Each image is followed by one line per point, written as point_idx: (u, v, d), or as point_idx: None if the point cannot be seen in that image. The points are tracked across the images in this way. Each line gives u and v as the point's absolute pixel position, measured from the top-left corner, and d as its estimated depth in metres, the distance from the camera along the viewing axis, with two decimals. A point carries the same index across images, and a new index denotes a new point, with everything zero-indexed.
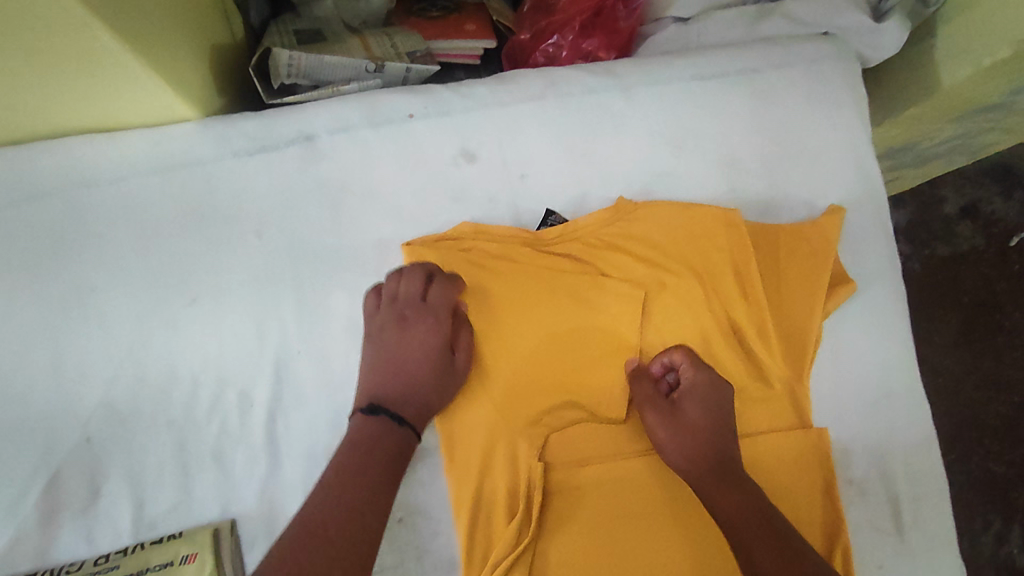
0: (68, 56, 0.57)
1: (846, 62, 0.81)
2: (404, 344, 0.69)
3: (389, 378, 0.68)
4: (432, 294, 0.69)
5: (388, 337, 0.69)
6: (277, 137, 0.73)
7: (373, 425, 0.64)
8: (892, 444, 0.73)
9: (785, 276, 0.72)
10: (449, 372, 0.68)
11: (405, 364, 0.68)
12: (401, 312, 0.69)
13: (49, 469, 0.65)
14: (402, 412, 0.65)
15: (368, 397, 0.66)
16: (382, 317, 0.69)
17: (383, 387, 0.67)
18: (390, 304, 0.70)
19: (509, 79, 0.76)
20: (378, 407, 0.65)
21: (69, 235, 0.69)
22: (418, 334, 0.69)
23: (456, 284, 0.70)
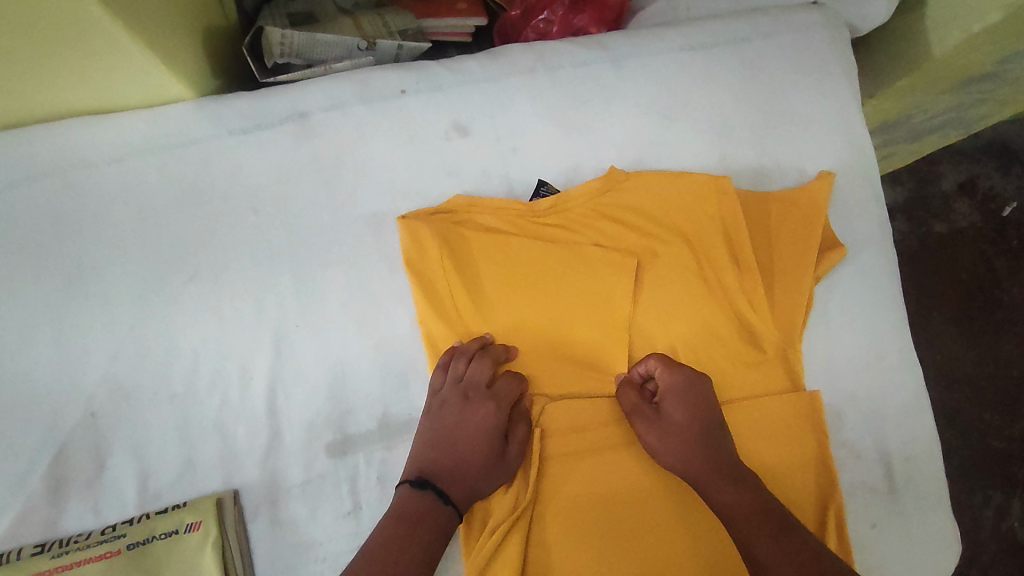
0: (63, 42, 0.58)
1: (835, 30, 0.81)
2: (462, 423, 0.67)
3: (443, 454, 0.66)
4: (500, 387, 0.69)
5: (447, 415, 0.68)
6: (271, 114, 0.73)
7: (419, 500, 0.62)
8: (885, 407, 0.74)
9: (775, 241, 0.73)
10: (500, 468, 0.66)
11: (464, 457, 0.66)
12: (465, 393, 0.68)
13: (56, 443, 0.66)
14: (450, 490, 0.64)
15: (420, 468, 0.65)
16: (447, 395, 0.68)
17: (436, 462, 0.66)
18: (456, 382, 0.68)
19: (499, 55, 0.77)
20: (427, 483, 0.64)
21: (69, 215, 0.70)
22: (477, 424, 0.67)
23: (520, 384, 0.70)
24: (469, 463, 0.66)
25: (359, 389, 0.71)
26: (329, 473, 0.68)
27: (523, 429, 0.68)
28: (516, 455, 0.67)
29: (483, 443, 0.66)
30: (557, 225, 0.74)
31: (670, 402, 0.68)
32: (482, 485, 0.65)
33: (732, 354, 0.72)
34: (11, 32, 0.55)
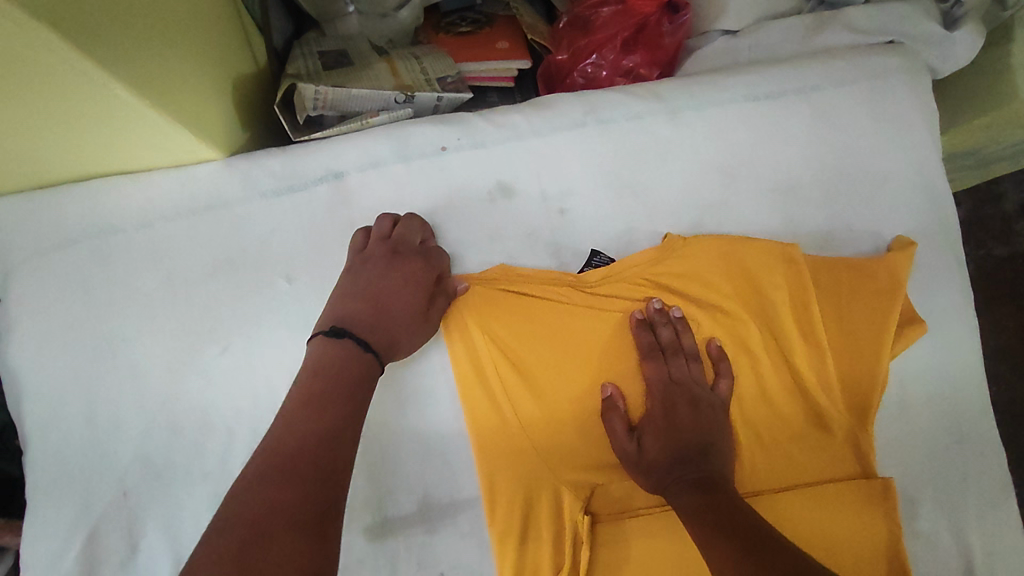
0: (81, 104, 0.53)
1: (914, 75, 0.74)
2: (384, 275, 0.65)
3: (365, 307, 0.63)
4: (432, 250, 0.68)
5: (371, 265, 0.65)
6: (305, 175, 0.69)
7: (339, 349, 0.58)
8: (964, 493, 0.68)
9: (848, 315, 0.67)
10: (417, 325, 0.65)
11: (385, 306, 0.63)
12: (393, 249, 0.66)
13: (87, 524, 0.64)
14: (366, 339, 0.60)
15: (335, 320, 0.61)
16: (372, 250, 0.66)
17: (352, 312, 0.62)
18: (382, 240, 0.67)
19: (547, 106, 0.72)
20: (343, 331, 0.60)
21: (97, 285, 0.67)
22: (401, 281, 0.65)
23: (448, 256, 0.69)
24: (388, 316, 0.63)
25: (400, 468, 0.67)
26: (368, 557, 0.65)
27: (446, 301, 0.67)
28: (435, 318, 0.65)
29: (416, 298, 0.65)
30: (612, 294, 0.68)
31: (649, 434, 0.66)
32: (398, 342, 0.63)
33: (796, 436, 0.68)
34: (25, 95, 0.50)
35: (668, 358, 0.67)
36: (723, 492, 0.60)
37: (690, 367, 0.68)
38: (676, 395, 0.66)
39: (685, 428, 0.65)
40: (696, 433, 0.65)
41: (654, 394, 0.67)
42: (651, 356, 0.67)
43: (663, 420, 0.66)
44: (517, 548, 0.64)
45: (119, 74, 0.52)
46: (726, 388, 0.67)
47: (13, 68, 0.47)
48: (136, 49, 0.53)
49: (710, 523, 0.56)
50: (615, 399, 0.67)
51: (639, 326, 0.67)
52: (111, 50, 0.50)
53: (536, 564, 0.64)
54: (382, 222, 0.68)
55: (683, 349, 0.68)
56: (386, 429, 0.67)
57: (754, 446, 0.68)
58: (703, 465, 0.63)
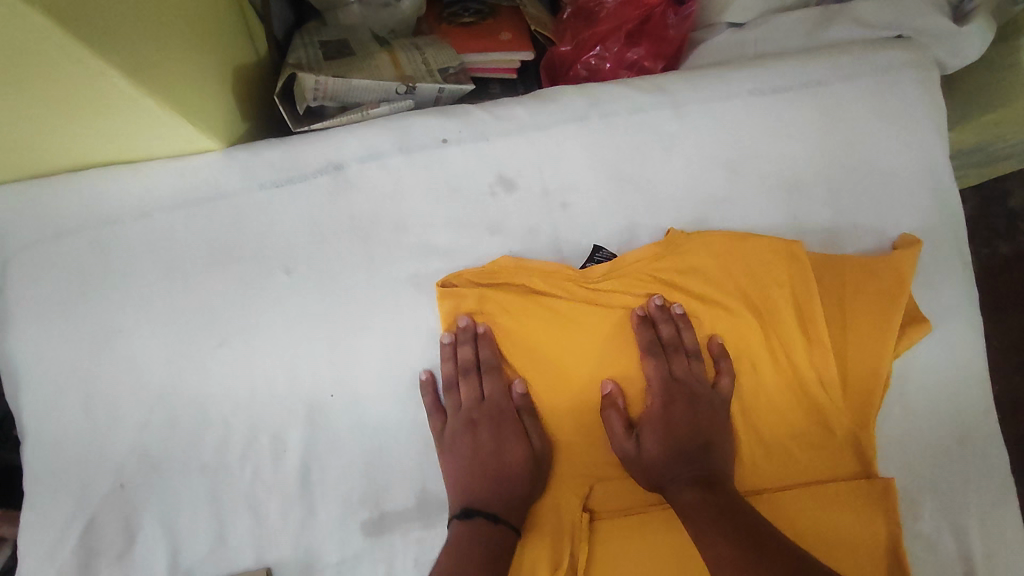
0: (77, 93, 0.53)
1: (923, 70, 0.73)
2: (478, 446, 0.66)
3: (482, 480, 0.64)
4: (489, 394, 0.68)
5: (460, 444, 0.66)
6: (305, 167, 0.68)
7: (470, 528, 0.61)
8: (966, 494, 0.68)
9: (852, 314, 0.66)
10: (536, 469, 0.65)
11: (499, 465, 0.65)
12: (469, 419, 0.67)
13: (85, 516, 0.64)
14: (495, 509, 0.63)
15: (464, 499, 0.64)
16: (454, 425, 0.67)
17: (477, 491, 0.64)
18: (457, 411, 0.68)
19: (550, 99, 0.71)
20: (472, 510, 0.62)
21: (95, 276, 0.66)
22: (491, 441, 0.66)
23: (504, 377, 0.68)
24: (500, 471, 0.65)
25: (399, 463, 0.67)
26: (365, 552, 0.65)
27: (531, 421, 0.67)
28: (543, 446, 0.66)
29: (505, 446, 0.65)
30: (613, 290, 0.68)
31: (648, 431, 0.66)
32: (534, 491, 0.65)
33: (799, 435, 0.67)
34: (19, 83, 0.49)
35: (669, 355, 0.68)
36: (724, 493, 0.61)
37: (691, 365, 0.68)
38: (676, 393, 0.67)
39: (682, 425, 0.66)
40: (697, 432, 0.65)
41: (655, 391, 0.67)
42: (652, 353, 0.66)
43: (662, 417, 0.66)
44: (515, 544, 0.63)
45: (115, 61, 0.51)
46: (727, 386, 0.67)
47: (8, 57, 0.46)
48: (133, 37, 0.52)
49: (716, 526, 0.57)
50: (615, 397, 0.66)
51: (640, 323, 0.67)
52: (108, 37, 0.49)
53: (535, 564, 0.62)
54: (428, 381, 0.68)
55: (684, 346, 0.68)
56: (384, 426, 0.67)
57: (754, 445, 0.68)
58: (703, 464, 0.63)
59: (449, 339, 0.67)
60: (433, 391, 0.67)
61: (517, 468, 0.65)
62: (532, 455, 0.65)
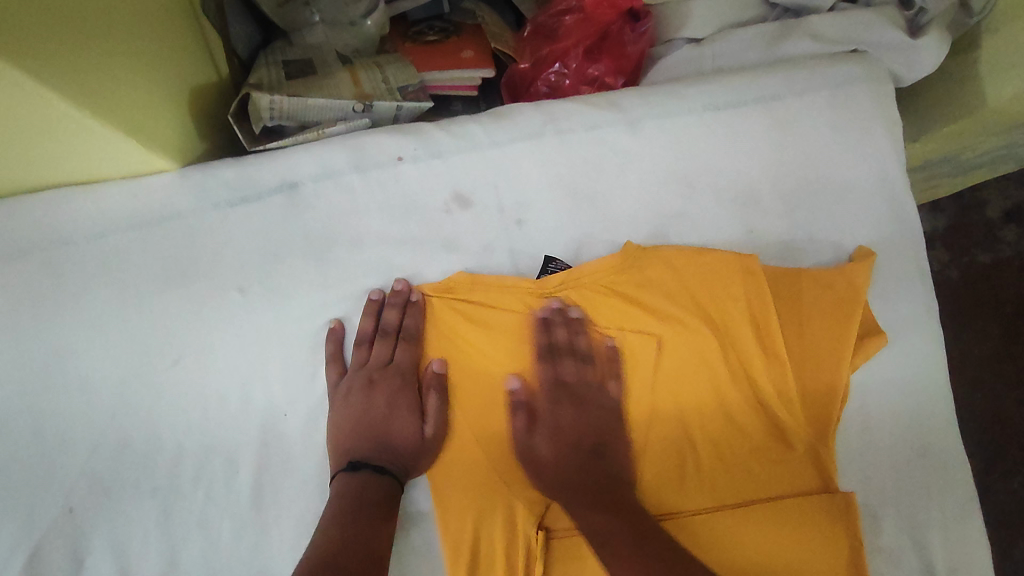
0: (22, 119, 0.53)
1: (876, 84, 0.73)
2: (372, 406, 0.66)
3: (365, 438, 0.64)
4: (399, 358, 0.67)
5: (355, 400, 0.66)
6: (259, 185, 0.68)
7: (356, 481, 0.61)
8: (928, 507, 0.67)
9: (809, 327, 0.66)
10: (421, 447, 0.64)
11: (385, 432, 0.65)
12: (371, 377, 0.67)
13: (30, 543, 0.62)
14: (383, 462, 0.63)
15: (349, 453, 0.64)
16: (353, 380, 0.67)
17: (363, 444, 0.64)
18: (360, 367, 0.68)
19: (505, 116, 0.71)
20: (361, 463, 0.62)
21: (46, 297, 0.65)
22: (386, 404, 0.66)
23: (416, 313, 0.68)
24: (386, 434, 0.65)
25: None
26: None
27: (433, 398, 0.66)
28: (436, 433, 0.65)
29: (396, 419, 0.65)
30: (569, 305, 0.67)
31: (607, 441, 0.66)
32: (415, 463, 0.64)
33: (756, 450, 0.67)
34: None
35: (636, 368, 0.67)
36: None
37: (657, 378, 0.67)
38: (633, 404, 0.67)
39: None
40: None
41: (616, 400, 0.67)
42: (621, 362, 0.67)
43: None
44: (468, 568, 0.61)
45: (53, 83, 0.50)
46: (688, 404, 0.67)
47: None
48: (71, 58, 0.52)
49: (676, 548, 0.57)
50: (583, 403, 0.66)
51: (621, 330, 0.67)
52: (43, 59, 0.49)
53: None
54: (376, 302, 0.68)
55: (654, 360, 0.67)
56: None
57: (713, 460, 0.67)
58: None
59: (377, 296, 0.68)
60: (374, 313, 0.68)
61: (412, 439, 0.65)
62: (422, 438, 0.65)
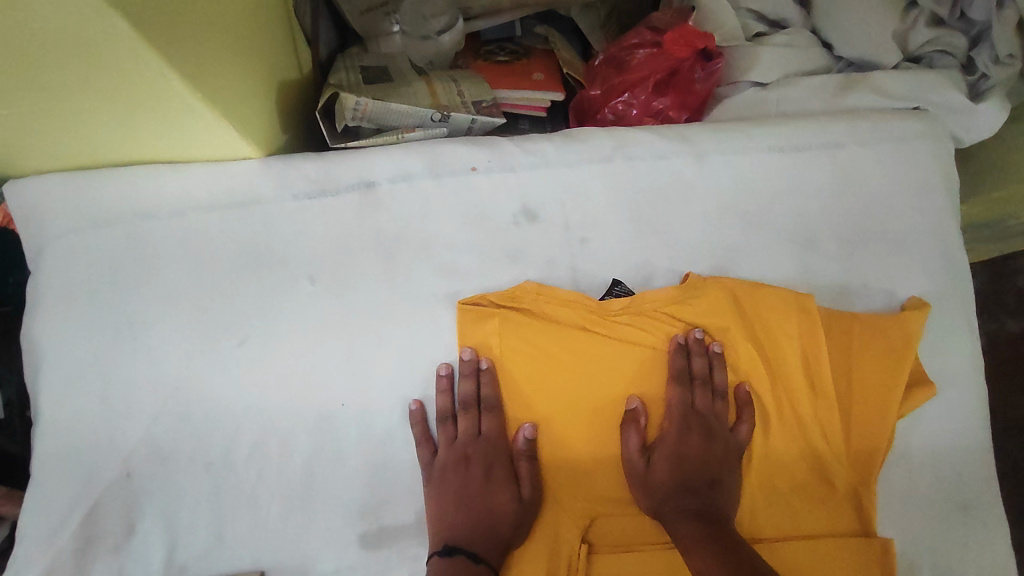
0: (138, 92, 0.56)
1: (937, 142, 0.76)
2: (467, 482, 0.66)
3: (466, 516, 0.64)
4: (486, 429, 0.68)
5: (449, 478, 0.66)
6: (338, 180, 0.71)
7: (451, 568, 0.60)
8: (964, 563, 0.68)
9: (858, 370, 0.68)
10: (520, 513, 0.65)
11: (486, 510, 0.65)
12: (463, 453, 0.67)
13: (88, 501, 0.64)
14: (478, 548, 0.62)
15: (447, 535, 0.63)
16: (446, 457, 0.67)
17: (460, 527, 0.64)
18: (450, 444, 0.67)
19: (578, 138, 0.74)
20: (456, 548, 0.62)
21: (126, 267, 0.69)
22: (481, 480, 0.66)
23: (490, 399, 0.68)
24: (487, 510, 0.65)
25: (397, 478, 0.67)
26: (361, 563, 0.65)
27: (525, 464, 0.67)
28: (533, 495, 0.66)
29: (494, 490, 0.65)
30: (629, 325, 0.69)
31: (661, 453, 0.67)
32: (520, 463, 0.67)
33: (797, 485, 0.68)
34: (88, 75, 0.53)
35: (695, 387, 0.68)
36: (724, 528, 0.61)
37: (714, 401, 0.69)
38: (693, 421, 0.68)
39: (693, 457, 0.67)
40: (706, 470, 0.66)
41: (674, 416, 0.68)
42: (678, 381, 0.68)
43: (676, 444, 0.67)
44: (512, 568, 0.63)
45: (178, 66, 0.54)
46: (745, 433, 0.68)
47: (80, 48, 0.49)
48: (196, 47, 0.56)
49: (714, 561, 0.58)
50: (638, 413, 0.67)
51: (677, 351, 0.68)
52: (172, 41, 0.52)
53: None
54: (446, 377, 0.68)
55: (712, 383, 0.69)
56: (389, 441, 0.68)
57: (756, 491, 0.68)
58: (706, 500, 0.64)
59: (446, 371, 0.68)
60: (447, 390, 0.68)
61: (504, 509, 0.64)
62: (520, 503, 0.65)
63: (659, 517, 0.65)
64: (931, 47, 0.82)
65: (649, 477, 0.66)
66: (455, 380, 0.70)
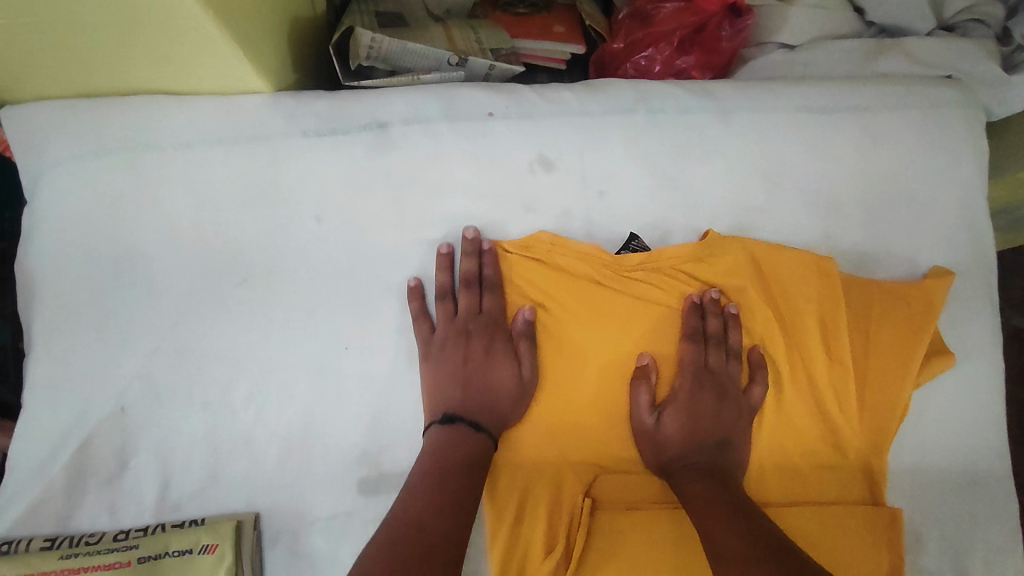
0: (149, 17, 0.53)
1: (969, 110, 0.74)
2: (468, 357, 0.66)
3: (466, 395, 0.64)
4: (488, 308, 0.67)
5: (449, 353, 0.65)
6: (349, 119, 0.69)
7: (452, 434, 0.62)
8: (974, 538, 0.67)
9: (877, 337, 0.66)
10: (521, 393, 0.65)
11: (485, 382, 0.65)
12: (464, 328, 0.66)
13: (80, 435, 0.62)
14: (479, 421, 0.63)
15: (446, 405, 0.64)
16: (445, 333, 0.66)
17: (458, 400, 0.64)
18: (450, 320, 0.66)
19: (599, 88, 0.72)
20: (455, 416, 0.63)
21: (128, 198, 0.66)
22: (482, 354, 0.66)
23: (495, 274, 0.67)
24: (486, 384, 0.65)
25: (400, 427, 0.65)
26: (359, 510, 0.63)
27: (525, 344, 0.66)
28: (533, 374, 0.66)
29: (494, 363, 0.65)
30: (645, 281, 0.67)
31: (671, 412, 0.65)
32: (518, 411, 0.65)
33: (808, 453, 0.66)
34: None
35: (709, 346, 0.66)
36: (733, 489, 0.60)
37: (728, 362, 0.67)
38: (706, 381, 0.66)
39: (705, 418, 0.65)
40: (716, 431, 0.65)
41: (686, 375, 0.66)
42: (692, 339, 0.66)
43: (688, 403, 0.65)
44: (512, 527, 0.62)
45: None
46: (758, 395, 0.66)
47: None
48: None
49: (725, 521, 0.56)
50: (649, 370, 0.66)
51: (691, 309, 0.67)
52: None
53: (527, 546, 0.62)
54: (446, 256, 0.67)
55: (727, 344, 0.67)
56: (392, 390, 0.66)
57: (765, 458, 0.66)
58: (715, 462, 0.63)
59: (447, 250, 0.67)
60: (447, 268, 0.67)
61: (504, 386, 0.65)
62: (520, 381, 0.65)
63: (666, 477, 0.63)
64: (965, 14, 0.79)
65: (659, 435, 0.64)
66: (455, 260, 0.68)
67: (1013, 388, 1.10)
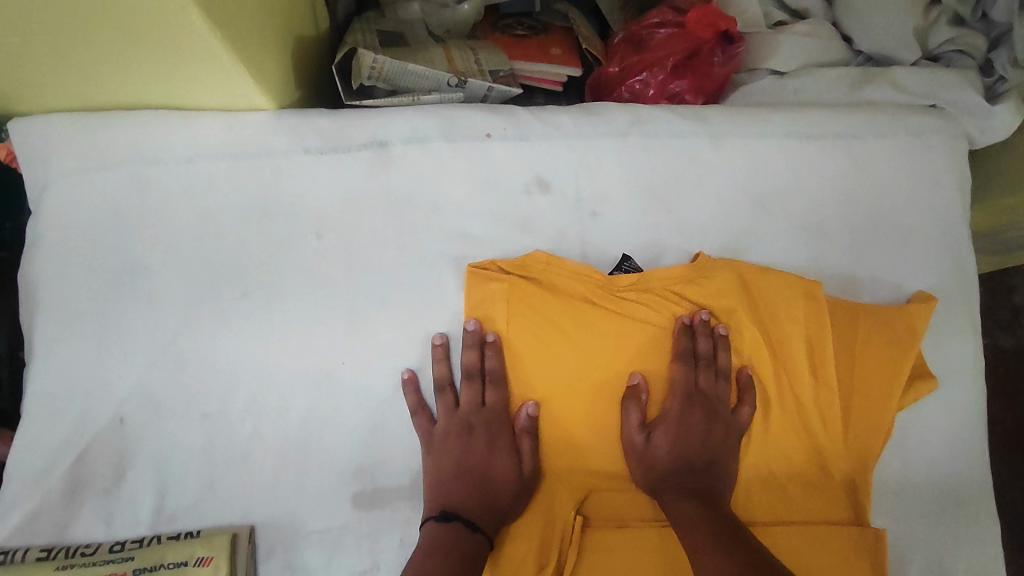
0: (160, 37, 0.55)
1: (953, 139, 0.76)
2: (469, 450, 0.66)
3: (465, 483, 0.64)
4: (489, 401, 0.67)
5: (449, 446, 0.65)
6: (351, 139, 0.70)
7: (449, 532, 0.60)
8: (955, 558, 0.68)
9: (861, 360, 0.67)
10: (522, 485, 0.65)
11: (487, 480, 0.64)
12: (465, 420, 0.67)
13: (79, 445, 0.63)
14: (476, 513, 0.62)
15: (444, 500, 0.63)
16: (447, 426, 0.66)
17: (457, 493, 0.63)
18: (451, 412, 0.67)
19: (595, 112, 0.74)
20: (452, 514, 0.61)
21: (130, 211, 0.68)
22: (484, 447, 0.66)
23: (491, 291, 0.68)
24: (486, 477, 0.64)
25: (395, 441, 0.67)
26: (353, 524, 0.64)
27: (526, 442, 0.66)
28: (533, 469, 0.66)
29: (495, 460, 0.65)
30: (637, 302, 0.68)
31: (662, 430, 0.66)
32: (517, 503, 0.64)
33: (794, 472, 0.68)
34: (113, 19, 0.52)
35: (699, 367, 0.68)
36: (719, 507, 0.61)
37: (717, 382, 0.68)
38: (697, 402, 0.67)
39: (694, 437, 0.66)
40: (706, 450, 0.66)
41: (678, 395, 0.67)
42: (681, 360, 0.67)
43: (678, 422, 0.67)
44: (505, 539, 0.63)
45: (205, 13, 0.53)
46: (747, 415, 0.67)
47: None
48: None
49: (710, 539, 0.57)
50: (640, 389, 0.67)
51: (681, 330, 0.68)
52: None
53: (520, 561, 0.63)
54: (443, 346, 0.67)
55: (716, 365, 0.68)
56: (388, 405, 0.67)
57: (752, 476, 0.68)
58: (703, 480, 0.64)
59: (443, 341, 0.67)
60: (445, 358, 0.67)
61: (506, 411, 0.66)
62: (520, 474, 0.65)
63: (656, 495, 0.65)
64: (950, 46, 0.81)
65: (649, 454, 0.66)
66: (455, 347, 0.69)
67: (996, 410, 1.12)
